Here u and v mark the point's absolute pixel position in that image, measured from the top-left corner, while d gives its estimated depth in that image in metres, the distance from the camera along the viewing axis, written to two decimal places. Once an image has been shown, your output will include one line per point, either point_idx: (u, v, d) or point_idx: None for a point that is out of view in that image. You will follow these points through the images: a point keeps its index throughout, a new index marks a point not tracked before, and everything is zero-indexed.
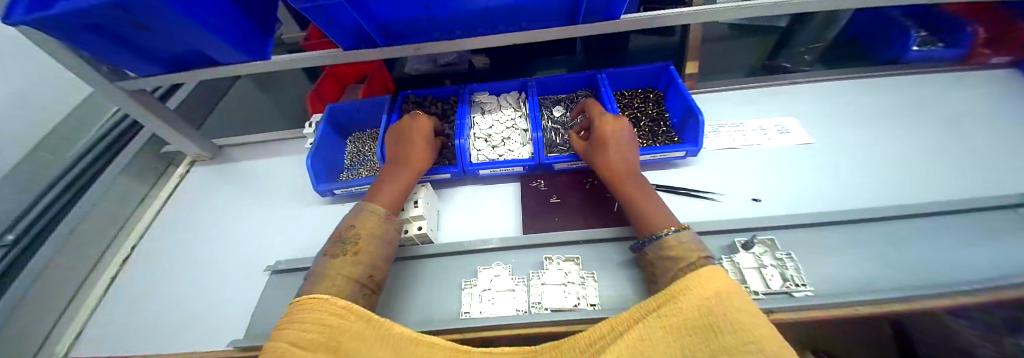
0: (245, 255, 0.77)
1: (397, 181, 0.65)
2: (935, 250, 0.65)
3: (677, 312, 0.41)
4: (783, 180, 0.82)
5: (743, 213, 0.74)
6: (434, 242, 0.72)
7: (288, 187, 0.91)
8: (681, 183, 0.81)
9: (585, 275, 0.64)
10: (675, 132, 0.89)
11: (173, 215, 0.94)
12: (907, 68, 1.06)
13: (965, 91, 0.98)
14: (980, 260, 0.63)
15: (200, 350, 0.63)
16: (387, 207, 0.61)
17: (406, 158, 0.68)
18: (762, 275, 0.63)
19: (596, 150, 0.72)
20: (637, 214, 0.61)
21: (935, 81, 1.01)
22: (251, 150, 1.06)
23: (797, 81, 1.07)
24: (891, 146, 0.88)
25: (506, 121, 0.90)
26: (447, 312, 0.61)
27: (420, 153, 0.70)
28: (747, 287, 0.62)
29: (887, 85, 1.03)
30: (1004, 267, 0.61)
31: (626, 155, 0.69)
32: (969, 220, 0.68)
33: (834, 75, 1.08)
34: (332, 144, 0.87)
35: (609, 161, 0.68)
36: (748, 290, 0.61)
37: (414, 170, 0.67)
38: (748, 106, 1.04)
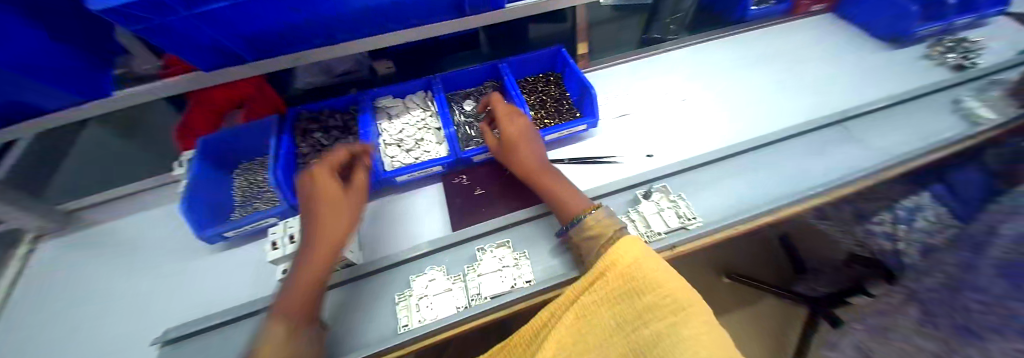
0: (127, 334, 0.65)
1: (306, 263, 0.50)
2: (786, 169, 0.81)
3: (605, 286, 0.45)
4: (671, 133, 0.94)
5: (640, 168, 0.84)
6: (360, 263, 0.67)
7: (175, 242, 0.79)
8: (588, 153, 0.88)
9: (517, 256, 0.67)
10: (577, 109, 0.95)
11: (21, 310, 0.74)
12: (752, 25, 1.26)
13: (791, 37, 1.22)
14: (816, 169, 0.80)
15: None
16: (299, 315, 0.46)
17: (313, 232, 0.53)
18: (662, 216, 0.71)
19: (507, 149, 0.73)
20: (558, 202, 0.65)
21: (771, 32, 1.24)
22: (125, 207, 0.90)
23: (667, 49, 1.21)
24: (746, 90, 1.07)
25: (416, 123, 0.90)
26: (384, 329, 0.59)
27: (329, 220, 0.55)
28: (651, 230, 0.70)
29: (738, 40, 1.23)
30: (830, 172, 0.79)
31: (534, 150, 0.73)
32: (806, 141, 0.86)
33: (697, 39, 1.24)
34: (210, 179, 0.78)
35: (521, 160, 0.71)
36: (652, 234, 0.69)
37: (331, 246, 0.52)
38: (637, 74, 1.15)
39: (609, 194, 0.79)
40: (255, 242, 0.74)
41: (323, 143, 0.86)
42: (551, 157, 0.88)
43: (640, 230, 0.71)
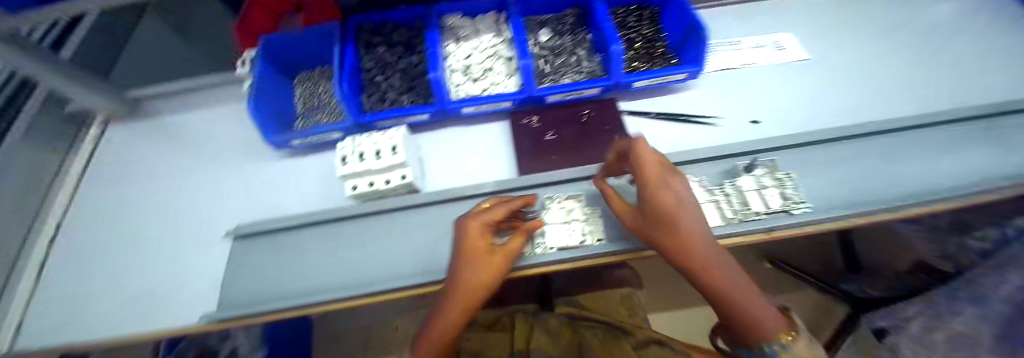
0: (197, 224, 0.67)
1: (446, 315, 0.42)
2: (945, 161, 0.63)
3: None
4: (781, 99, 0.79)
5: (743, 135, 0.71)
6: (421, 191, 0.65)
7: (238, 143, 0.77)
8: (682, 109, 0.75)
9: (587, 212, 0.60)
10: (674, 54, 0.79)
11: (102, 187, 0.78)
12: None
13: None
14: (983, 165, 0.62)
15: (167, 330, 0.56)
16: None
17: (458, 283, 0.42)
18: (762, 195, 0.61)
19: (660, 231, 0.40)
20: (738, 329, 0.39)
21: None
22: (184, 102, 0.89)
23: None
24: (887, 60, 0.85)
25: (486, 49, 0.77)
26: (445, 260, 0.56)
27: (476, 273, 0.42)
28: (749, 209, 0.60)
29: None
30: (1008, 172, 0.61)
31: (693, 220, 0.38)
32: (980, 125, 0.66)
33: None
34: (274, 83, 0.73)
35: (679, 247, 0.38)
36: (749, 213, 0.60)
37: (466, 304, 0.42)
38: (741, 28, 0.97)
39: (705, 159, 0.67)
40: (320, 155, 0.72)
41: (386, 58, 0.76)
42: (637, 109, 0.76)
43: (736, 206, 0.61)
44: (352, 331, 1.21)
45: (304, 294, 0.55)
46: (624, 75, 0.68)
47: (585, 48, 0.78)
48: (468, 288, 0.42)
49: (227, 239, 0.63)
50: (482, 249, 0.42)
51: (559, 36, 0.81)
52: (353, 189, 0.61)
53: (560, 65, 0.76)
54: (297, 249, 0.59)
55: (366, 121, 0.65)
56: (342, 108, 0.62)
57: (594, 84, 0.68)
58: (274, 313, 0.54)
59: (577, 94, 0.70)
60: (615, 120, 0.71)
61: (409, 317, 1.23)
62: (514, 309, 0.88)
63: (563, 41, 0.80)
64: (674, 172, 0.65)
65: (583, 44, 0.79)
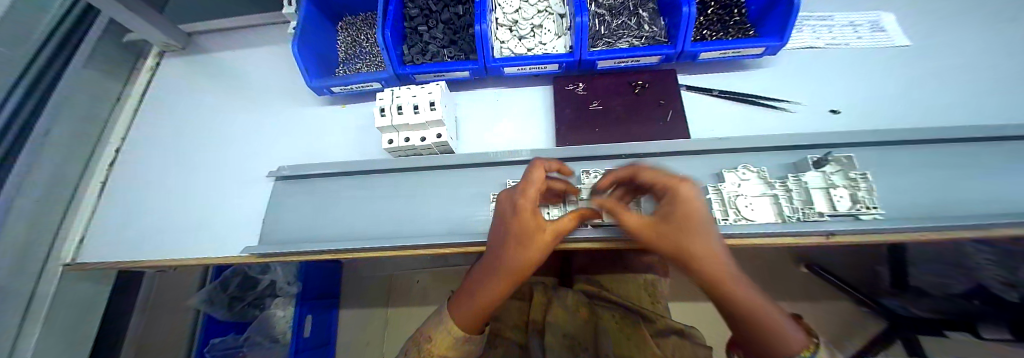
0: (240, 161, 0.69)
1: (491, 288, 0.43)
2: None
3: None
4: (868, 87, 0.68)
5: (817, 125, 0.63)
6: (454, 151, 0.64)
7: (280, 86, 0.77)
8: (746, 90, 0.68)
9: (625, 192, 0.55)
10: (751, 25, 0.70)
11: (155, 117, 0.82)
12: None
13: None
14: None
15: (211, 256, 0.60)
16: (463, 322, 0.46)
17: (501, 255, 0.43)
18: (830, 196, 0.54)
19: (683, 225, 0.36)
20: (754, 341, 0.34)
21: None
22: (231, 39, 0.89)
23: None
24: (1012, 55, 0.71)
25: (537, 3, 0.71)
26: (477, 223, 0.56)
27: (522, 249, 0.42)
28: (811, 208, 0.54)
29: None
30: None
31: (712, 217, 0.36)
32: None
33: None
34: (319, 27, 0.71)
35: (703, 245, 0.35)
36: (812, 212, 0.53)
37: (505, 273, 0.43)
38: (832, 2, 0.84)
39: (769, 147, 0.60)
40: (358, 105, 0.71)
41: (432, 7, 0.72)
42: (696, 85, 0.68)
43: (797, 204, 0.55)
44: (374, 279, 1.29)
45: (337, 239, 0.57)
46: (690, 43, 0.62)
47: (648, 9, 0.70)
48: (517, 265, 0.42)
49: (267, 178, 0.65)
50: (528, 223, 0.41)
51: None
52: (389, 142, 0.60)
53: (617, 27, 0.69)
54: (332, 195, 0.60)
55: (406, 73, 0.63)
56: (384, 57, 0.61)
57: (655, 51, 0.62)
58: (311, 254, 0.56)
59: (633, 61, 0.64)
60: (672, 94, 0.64)
61: (429, 273, 1.28)
62: (533, 279, 0.87)
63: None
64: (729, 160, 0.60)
65: (647, 4, 0.70)
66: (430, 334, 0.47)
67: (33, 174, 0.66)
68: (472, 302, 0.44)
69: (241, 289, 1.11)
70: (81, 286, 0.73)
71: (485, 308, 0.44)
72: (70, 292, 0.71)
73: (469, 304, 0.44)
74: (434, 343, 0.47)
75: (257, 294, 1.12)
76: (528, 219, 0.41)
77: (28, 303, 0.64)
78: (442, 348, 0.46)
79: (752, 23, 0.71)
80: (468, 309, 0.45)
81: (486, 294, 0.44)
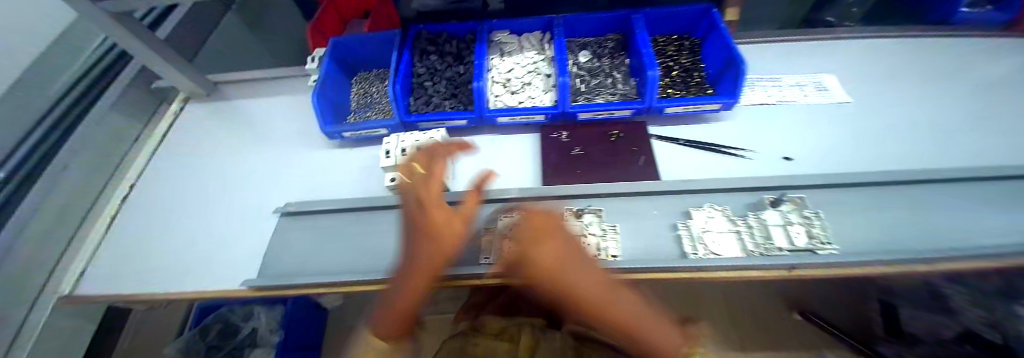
0: (248, 197, 0.74)
1: (403, 290, 0.44)
2: (979, 219, 0.60)
3: None
4: (812, 137, 0.79)
5: (772, 170, 0.71)
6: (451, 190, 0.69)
7: (294, 130, 0.85)
8: (708, 139, 0.77)
9: (605, 227, 0.61)
10: (710, 84, 0.82)
11: (172, 156, 0.88)
12: (941, 35, 1.01)
13: (1006, 57, 0.94)
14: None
15: (205, 290, 0.62)
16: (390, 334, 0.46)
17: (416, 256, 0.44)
18: (788, 232, 0.59)
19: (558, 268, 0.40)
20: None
21: (973, 48, 0.97)
22: (255, 88, 0.99)
23: (819, 38, 1.05)
24: (933, 113, 0.83)
25: (527, 65, 0.83)
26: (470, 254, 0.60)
27: (436, 242, 0.44)
28: (772, 244, 0.59)
29: (922, 48, 0.99)
30: None
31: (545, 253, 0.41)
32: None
33: (860, 37, 1.04)
34: (338, 80, 0.82)
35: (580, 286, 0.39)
36: (772, 248, 0.59)
37: (422, 272, 0.44)
38: (779, 67, 0.99)
39: (733, 189, 0.67)
40: (365, 148, 0.78)
41: (436, 67, 0.83)
42: (665, 134, 0.78)
43: (758, 239, 0.61)
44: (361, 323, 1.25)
45: (336, 271, 0.60)
46: (657, 100, 0.73)
47: (621, 71, 0.82)
48: (433, 259, 0.44)
49: (273, 214, 0.69)
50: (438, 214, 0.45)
51: (598, 58, 0.86)
52: (393, 181, 0.66)
53: (595, 86, 0.80)
54: (334, 229, 0.64)
55: (411, 121, 0.72)
56: (393, 108, 0.70)
57: (626, 106, 0.72)
58: (307, 287, 0.59)
59: (609, 114, 0.74)
60: (643, 142, 0.74)
61: (419, 319, 1.25)
62: (522, 319, 0.86)
63: (601, 63, 0.84)
64: (697, 200, 0.66)
65: (620, 68, 0.83)
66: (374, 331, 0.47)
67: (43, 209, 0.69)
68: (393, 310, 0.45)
69: (222, 337, 1.09)
70: (67, 322, 0.72)
71: (405, 311, 0.45)
72: (56, 328, 0.69)
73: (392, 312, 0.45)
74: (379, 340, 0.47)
75: (235, 344, 1.09)
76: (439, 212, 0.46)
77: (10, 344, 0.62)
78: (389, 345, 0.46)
79: (711, 83, 0.83)
80: (391, 318, 0.45)
81: (399, 296, 0.44)
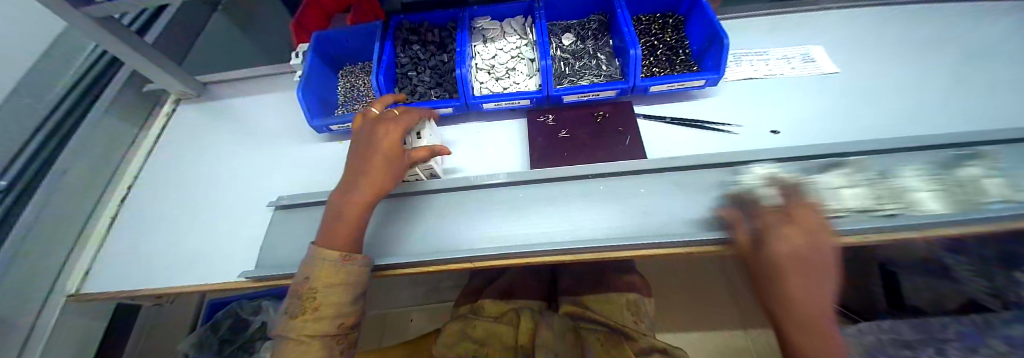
0: (241, 194, 0.76)
1: (349, 201, 0.51)
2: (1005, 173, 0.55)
3: None
4: (799, 110, 0.78)
5: (759, 143, 0.71)
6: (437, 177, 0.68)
7: (283, 127, 0.86)
8: (696, 116, 0.77)
9: (590, 207, 0.62)
10: (695, 61, 0.82)
11: (169, 158, 0.89)
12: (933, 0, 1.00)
13: (1000, 19, 0.92)
14: None
15: (205, 284, 0.64)
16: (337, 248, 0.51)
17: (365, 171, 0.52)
18: (914, 189, 0.56)
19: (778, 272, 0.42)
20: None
21: (967, 12, 0.95)
22: (244, 87, 1.00)
23: (809, 9, 1.03)
24: (925, 79, 0.81)
25: (510, 50, 0.83)
26: (455, 232, 0.63)
27: (381, 164, 0.52)
28: (912, 201, 0.55)
29: (913, 15, 0.98)
30: None
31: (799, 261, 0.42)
32: None
33: (849, 7, 1.03)
34: (323, 75, 0.82)
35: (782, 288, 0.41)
36: (917, 204, 0.55)
37: (367, 185, 0.51)
38: (767, 41, 0.97)
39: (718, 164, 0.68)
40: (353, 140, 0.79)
41: (420, 56, 0.83)
42: (652, 113, 0.78)
43: (898, 198, 0.56)
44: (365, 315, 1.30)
45: None
46: (641, 79, 0.72)
47: (605, 52, 0.81)
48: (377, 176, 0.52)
49: (267, 208, 0.71)
50: (390, 140, 0.53)
51: (582, 40, 0.85)
52: None
53: (580, 68, 0.80)
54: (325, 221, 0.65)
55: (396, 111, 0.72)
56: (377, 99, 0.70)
57: (610, 86, 0.72)
58: None
59: (594, 95, 0.74)
60: (630, 122, 0.73)
61: (421, 309, 1.28)
62: (518, 303, 0.87)
63: (585, 45, 0.84)
64: (685, 175, 0.65)
65: (604, 48, 0.82)
66: (309, 275, 0.49)
67: (42, 213, 0.70)
68: (341, 220, 0.51)
69: (232, 332, 1.14)
70: (71, 321, 0.75)
71: (353, 222, 0.51)
72: (62, 326, 0.73)
73: (338, 223, 0.51)
74: (313, 282, 0.48)
75: (247, 337, 1.13)
76: (392, 140, 0.54)
77: (25, 342, 0.67)
78: (323, 287, 0.48)
79: (696, 60, 0.82)
80: (339, 228, 0.50)
81: (345, 207, 0.51)
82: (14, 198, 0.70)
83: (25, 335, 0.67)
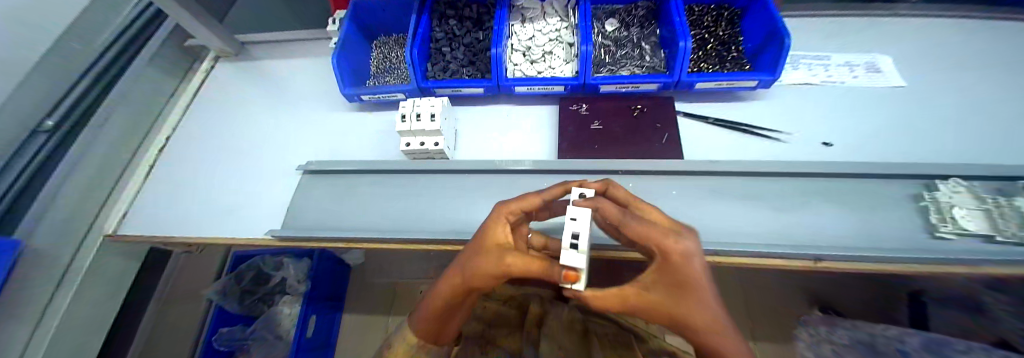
0: (271, 155, 0.77)
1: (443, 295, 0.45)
2: None
3: None
4: (859, 122, 0.72)
5: (809, 154, 0.66)
6: (451, 159, 0.70)
7: (315, 92, 0.87)
8: (742, 119, 0.72)
9: None
10: (748, 60, 0.76)
11: (205, 114, 0.92)
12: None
13: None
14: None
15: (231, 237, 0.66)
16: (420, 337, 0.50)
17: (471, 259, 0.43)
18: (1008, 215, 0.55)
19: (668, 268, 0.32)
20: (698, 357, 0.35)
21: None
22: (281, 49, 1.01)
23: (883, 13, 0.93)
24: (1013, 102, 0.72)
25: (548, 32, 0.79)
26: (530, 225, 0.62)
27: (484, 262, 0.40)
28: (1005, 227, 0.54)
29: (1005, 29, 0.87)
30: None
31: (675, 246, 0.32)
32: None
33: (930, 14, 0.92)
34: (358, 44, 0.82)
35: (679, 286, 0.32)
36: (1011, 230, 0.54)
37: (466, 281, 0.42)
38: (830, 44, 0.89)
39: (761, 172, 0.63)
40: (382, 113, 0.78)
41: (455, 32, 0.81)
42: (693, 111, 0.73)
43: (992, 223, 0.55)
44: (379, 284, 1.35)
45: (351, 228, 0.62)
46: (687, 74, 0.67)
47: (650, 42, 0.76)
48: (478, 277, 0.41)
49: (296, 172, 0.72)
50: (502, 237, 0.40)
51: (626, 27, 0.80)
52: (407, 145, 0.65)
53: (621, 57, 0.75)
54: (351, 190, 0.66)
55: (428, 87, 0.71)
56: (410, 72, 0.69)
57: (653, 79, 0.67)
58: (327, 240, 0.62)
59: (634, 87, 0.70)
60: (669, 119, 0.69)
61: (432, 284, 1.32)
62: (530, 290, 0.87)
63: (629, 33, 0.79)
64: (720, 181, 0.62)
65: (650, 38, 0.77)
66: (386, 345, 0.53)
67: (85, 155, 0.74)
68: (421, 315, 0.49)
69: (255, 283, 1.24)
70: (115, 259, 0.81)
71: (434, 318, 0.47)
72: (105, 262, 0.78)
73: (418, 314, 0.49)
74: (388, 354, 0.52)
75: (267, 290, 1.24)
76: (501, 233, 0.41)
77: (63, 274, 0.70)
78: None
79: (748, 58, 0.76)
80: (420, 321, 0.49)
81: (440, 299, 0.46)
82: (60, 139, 0.77)
83: (64, 266, 0.70)
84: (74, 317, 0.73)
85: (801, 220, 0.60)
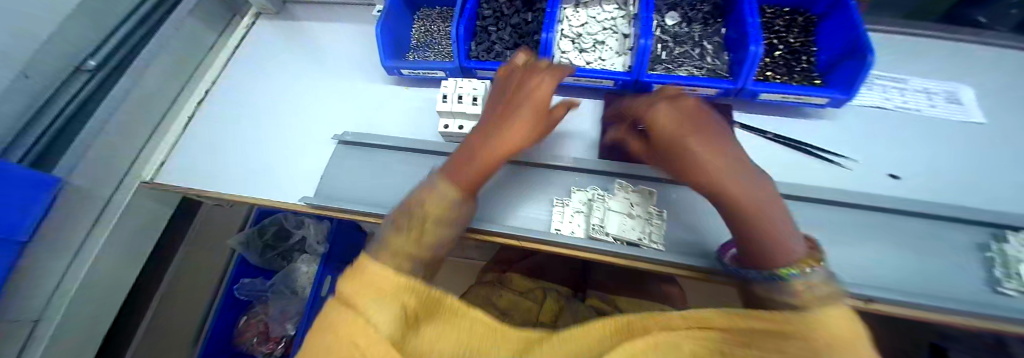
0: (305, 119, 0.77)
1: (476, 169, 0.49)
2: None
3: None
4: (930, 155, 0.65)
5: (872, 186, 0.61)
6: None
7: (353, 59, 0.85)
8: (803, 139, 0.66)
9: (652, 212, 0.58)
10: (818, 73, 0.69)
11: (241, 71, 0.92)
12: None
13: None
14: None
15: (260, 199, 0.68)
16: None
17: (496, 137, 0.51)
18: None
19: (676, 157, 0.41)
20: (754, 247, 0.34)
21: None
22: (320, 12, 0.98)
23: (979, 37, 0.82)
24: None
25: (603, 20, 0.74)
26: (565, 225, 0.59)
27: (515, 125, 0.51)
28: None
29: None
30: None
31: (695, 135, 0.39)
32: None
33: None
34: (401, 13, 0.78)
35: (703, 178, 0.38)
36: None
37: (500, 147, 0.51)
38: (911, 65, 0.80)
39: (814, 199, 0.59)
40: (419, 89, 0.76)
41: (504, 10, 0.77)
42: (750, 124, 0.68)
43: None
44: None
45: (381, 205, 0.62)
46: (752, 82, 0.62)
47: (714, 42, 0.70)
48: (508, 145, 0.51)
49: (330, 140, 0.72)
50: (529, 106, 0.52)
51: (688, 23, 0.74)
52: (444, 127, 0.63)
53: (679, 55, 0.70)
54: (384, 164, 0.66)
55: (470, 67, 0.68)
56: (454, 49, 0.66)
57: (713, 84, 0.63)
58: (355, 214, 0.62)
59: (690, 90, 0.65)
60: None
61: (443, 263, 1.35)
62: (547, 285, 0.86)
63: (691, 29, 0.73)
64: None
65: (713, 37, 0.71)
66: None
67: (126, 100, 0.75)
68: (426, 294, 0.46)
69: (276, 240, 1.28)
70: (148, 204, 0.85)
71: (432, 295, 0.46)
72: (136, 207, 0.81)
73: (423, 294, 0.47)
74: None
75: (287, 247, 1.29)
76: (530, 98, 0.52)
77: (101, 212, 0.73)
78: None
79: (820, 72, 0.69)
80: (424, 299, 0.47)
81: (467, 174, 0.49)
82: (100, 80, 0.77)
83: (103, 205, 0.74)
84: (108, 253, 0.77)
85: (848, 254, 0.56)
